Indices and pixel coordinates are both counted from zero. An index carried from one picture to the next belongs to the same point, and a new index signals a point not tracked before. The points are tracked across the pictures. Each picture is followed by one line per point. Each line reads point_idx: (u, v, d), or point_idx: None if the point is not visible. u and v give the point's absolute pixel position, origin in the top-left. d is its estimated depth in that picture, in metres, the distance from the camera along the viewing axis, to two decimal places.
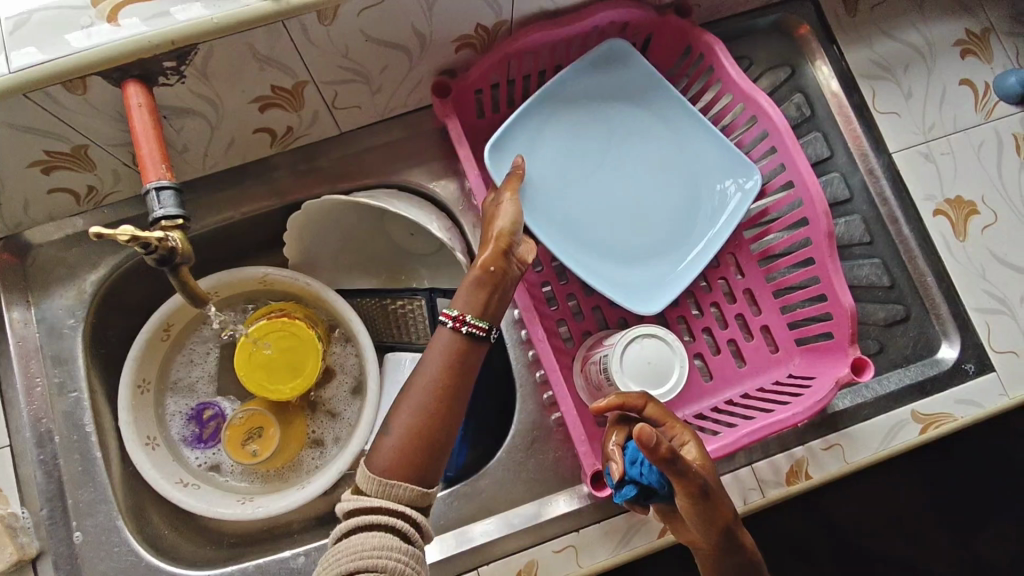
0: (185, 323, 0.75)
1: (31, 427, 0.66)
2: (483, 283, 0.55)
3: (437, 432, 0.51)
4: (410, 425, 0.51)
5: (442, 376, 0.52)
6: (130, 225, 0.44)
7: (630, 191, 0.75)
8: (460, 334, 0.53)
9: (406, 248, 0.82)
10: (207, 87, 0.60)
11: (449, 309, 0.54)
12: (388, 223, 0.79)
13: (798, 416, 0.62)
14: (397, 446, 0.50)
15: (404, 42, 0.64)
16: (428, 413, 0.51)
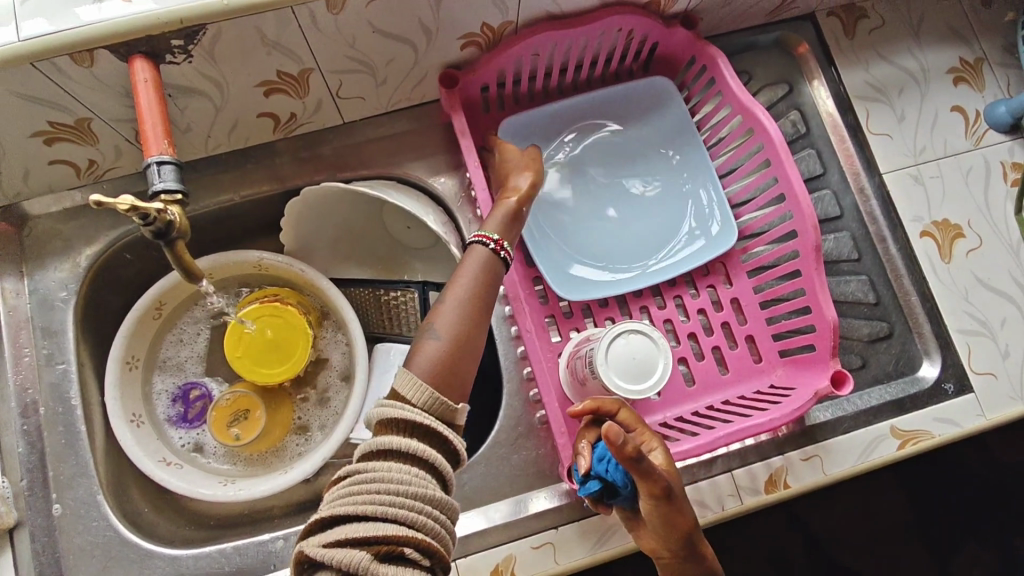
0: (178, 300, 0.76)
1: (17, 397, 0.66)
2: (515, 214, 0.63)
3: (471, 343, 0.54)
4: (447, 336, 0.53)
5: (477, 293, 0.56)
6: (132, 195, 0.45)
7: (615, 203, 0.77)
8: (497, 256, 0.59)
9: (402, 241, 0.83)
10: (214, 69, 0.60)
11: (488, 233, 0.59)
12: (386, 215, 0.80)
13: (775, 422, 0.64)
14: (437, 355, 0.52)
15: (411, 36, 0.65)
16: (465, 326, 0.54)
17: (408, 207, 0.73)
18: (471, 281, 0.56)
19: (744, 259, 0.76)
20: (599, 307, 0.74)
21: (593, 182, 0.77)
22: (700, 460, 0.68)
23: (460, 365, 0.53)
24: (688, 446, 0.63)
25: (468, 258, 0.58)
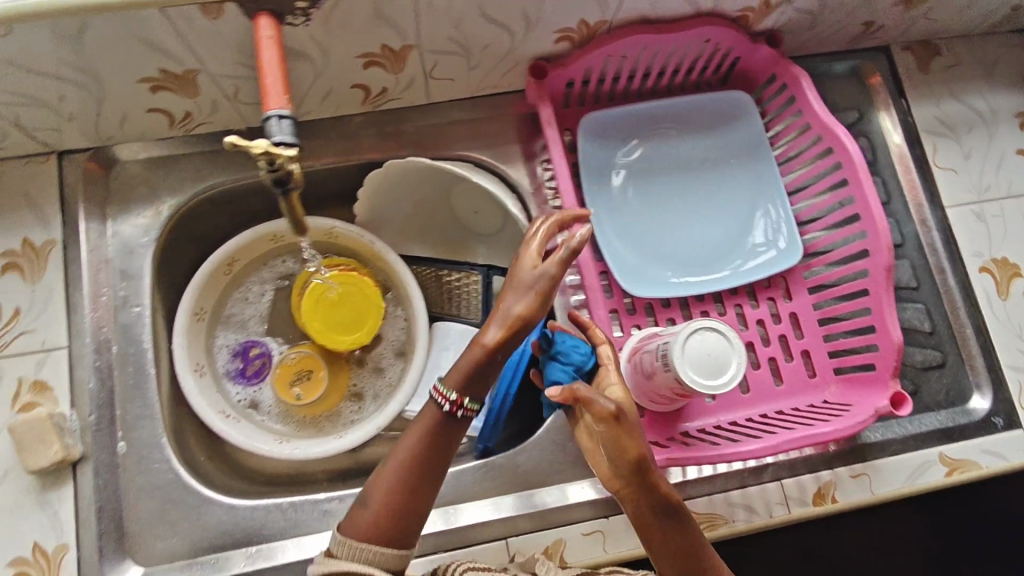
0: (250, 259, 0.79)
1: (92, 334, 0.67)
2: (483, 367, 0.57)
3: (411, 501, 0.54)
4: (386, 496, 0.54)
5: (419, 456, 0.55)
6: (265, 140, 0.47)
7: (685, 208, 0.78)
8: (450, 417, 0.56)
9: (468, 225, 0.83)
10: (324, 35, 0.62)
11: (444, 391, 0.56)
12: (454, 200, 0.81)
13: (840, 432, 0.65)
14: (375, 513, 0.53)
15: (513, 24, 0.66)
16: (402, 493, 0.54)
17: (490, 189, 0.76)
18: (414, 446, 0.55)
19: (806, 276, 0.77)
20: (662, 307, 0.75)
21: (666, 185, 0.78)
22: (751, 467, 0.69)
23: (396, 528, 0.53)
24: (755, 445, 0.64)
25: (421, 417, 0.57)
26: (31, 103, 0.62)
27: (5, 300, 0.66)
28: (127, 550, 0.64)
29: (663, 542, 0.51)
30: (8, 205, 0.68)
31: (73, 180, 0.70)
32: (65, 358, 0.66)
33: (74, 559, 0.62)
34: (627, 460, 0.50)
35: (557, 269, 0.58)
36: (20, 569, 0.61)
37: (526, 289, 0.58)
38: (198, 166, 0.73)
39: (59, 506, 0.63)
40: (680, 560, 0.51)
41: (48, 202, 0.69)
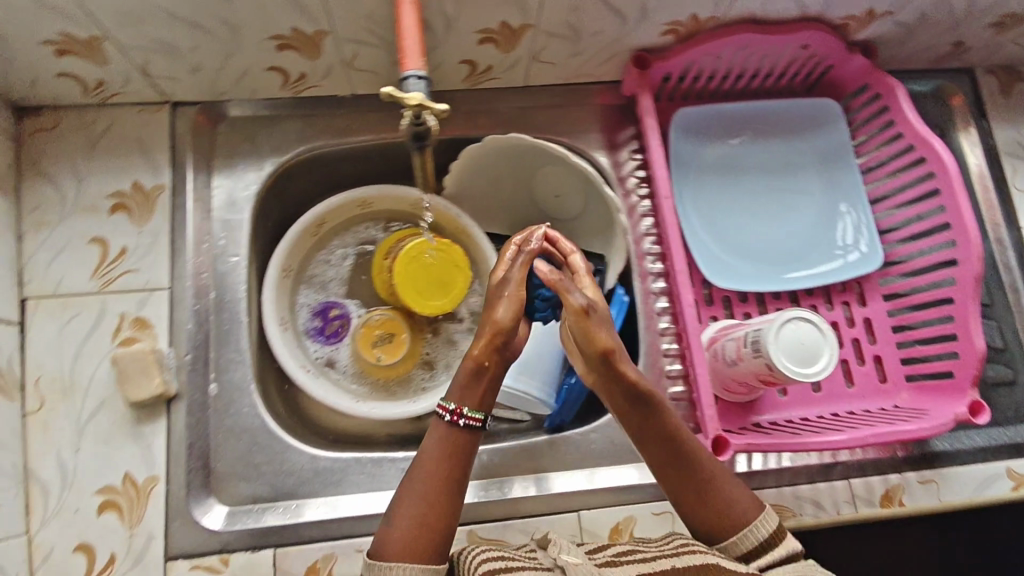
0: (338, 222, 0.80)
1: (193, 278, 0.69)
2: (476, 373, 0.57)
3: (442, 515, 0.52)
4: (413, 513, 0.52)
5: (437, 461, 0.54)
6: (417, 93, 0.48)
7: (767, 206, 0.79)
8: (455, 427, 0.56)
9: (546, 209, 0.85)
10: (454, 8, 0.62)
11: (445, 403, 0.56)
12: (537, 182, 0.83)
13: (924, 431, 0.66)
14: (405, 530, 0.51)
15: (631, 12, 0.67)
16: (426, 502, 0.52)
17: (587, 169, 0.75)
18: (434, 462, 0.54)
19: (881, 283, 0.79)
20: (739, 301, 0.77)
21: (751, 183, 0.80)
22: (819, 465, 0.73)
23: (428, 537, 0.51)
24: (844, 437, 0.66)
25: (432, 435, 0.56)
26: (160, 51, 0.63)
27: (112, 238, 0.68)
28: (212, 490, 0.66)
29: (648, 435, 0.56)
30: (120, 147, 0.70)
31: (184, 131, 0.72)
32: (166, 299, 0.68)
33: (164, 490, 0.64)
34: (595, 350, 0.55)
35: (523, 274, 0.62)
36: (109, 497, 0.63)
37: (501, 294, 0.61)
38: (300, 127, 0.75)
39: (152, 440, 0.65)
40: (671, 455, 0.56)
41: (159, 149, 0.70)
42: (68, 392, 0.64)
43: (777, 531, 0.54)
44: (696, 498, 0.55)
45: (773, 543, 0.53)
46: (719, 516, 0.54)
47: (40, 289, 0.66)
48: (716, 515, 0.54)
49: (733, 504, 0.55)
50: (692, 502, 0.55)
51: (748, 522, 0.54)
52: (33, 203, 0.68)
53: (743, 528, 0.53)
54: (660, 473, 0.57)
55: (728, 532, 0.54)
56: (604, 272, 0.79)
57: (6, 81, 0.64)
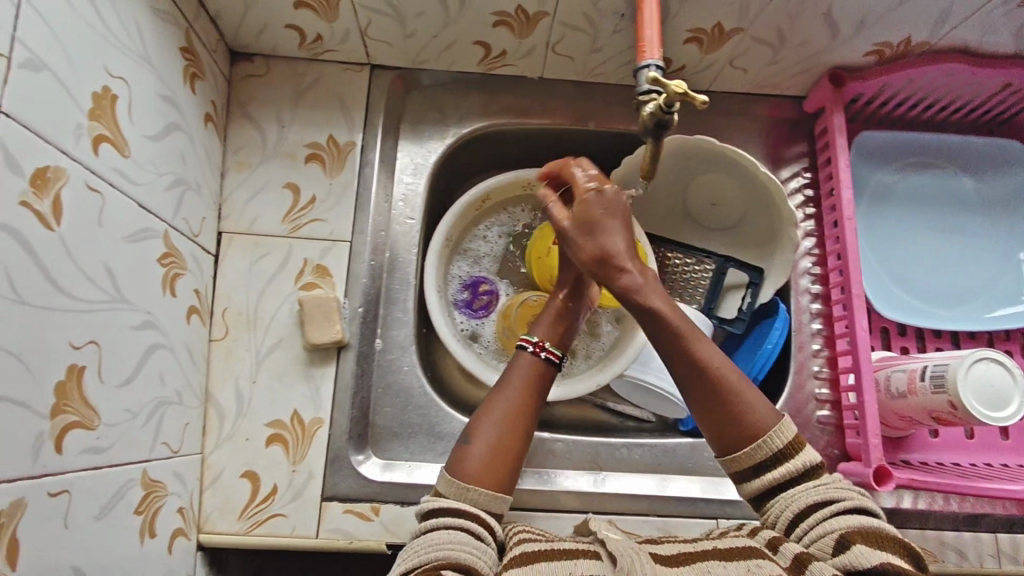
0: (499, 200, 0.81)
1: (373, 235, 0.72)
2: (557, 314, 0.67)
3: (514, 449, 0.58)
4: (488, 441, 0.58)
5: (518, 395, 0.61)
6: (683, 82, 0.50)
7: (940, 240, 0.78)
8: (537, 359, 0.64)
9: (697, 217, 0.83)
10: (679, 4, 0.63)
11: (528, 336, 0.65)
12: (692, 190, 0.82)
13: None
14: (482, 456, 0.57)
15: (847, 29, 0.66)
16: (506, 432, 0.58)
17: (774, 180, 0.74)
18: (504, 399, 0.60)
19: None
20: (897, 334, 0.76)
21: (926, 215, 0.79)
22: (966, 514, 0.71)
23: (502, 463, 0.57)
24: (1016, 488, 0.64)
25: (517, 369, 0.63)
26: (387, 13, 0.65)
27: (304, 185, 0.71)
28: (367, 441, 0.68)
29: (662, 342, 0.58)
30: (321, 102, 0.73)
31: (379, 94, 0.75)
32: (347, 251, 0.70)
33: (327, 433, 0.66)
34: (587, 258, 0.60)
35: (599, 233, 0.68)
36: (278, 431, 0.66)
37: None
38: (482, 103, 0.77)
39: (321, 383, 0.67)
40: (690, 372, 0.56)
41: (356, 108, 0.74)
42: (251, 325, 0.68)
43: (796, 442, 0.54)
44: (714, 413, 0.56)
45: (789, 453, 0.53)
46: (739, 430, 0.55)
47: (236, 224, 0.69)
48: (732, 429, 0.55)
49: (752, 416, 0.55)
50: (710, 415, 0.56)
51: (763, 433, 0.54)
52: (237, 143, 0.71)
53: (758, 440, 0.54)
54: (684, 385, 0.58)
55: (742, 443, 0.54)
56: (759, 285, 0.79)
57: (237, 26, 0.68)
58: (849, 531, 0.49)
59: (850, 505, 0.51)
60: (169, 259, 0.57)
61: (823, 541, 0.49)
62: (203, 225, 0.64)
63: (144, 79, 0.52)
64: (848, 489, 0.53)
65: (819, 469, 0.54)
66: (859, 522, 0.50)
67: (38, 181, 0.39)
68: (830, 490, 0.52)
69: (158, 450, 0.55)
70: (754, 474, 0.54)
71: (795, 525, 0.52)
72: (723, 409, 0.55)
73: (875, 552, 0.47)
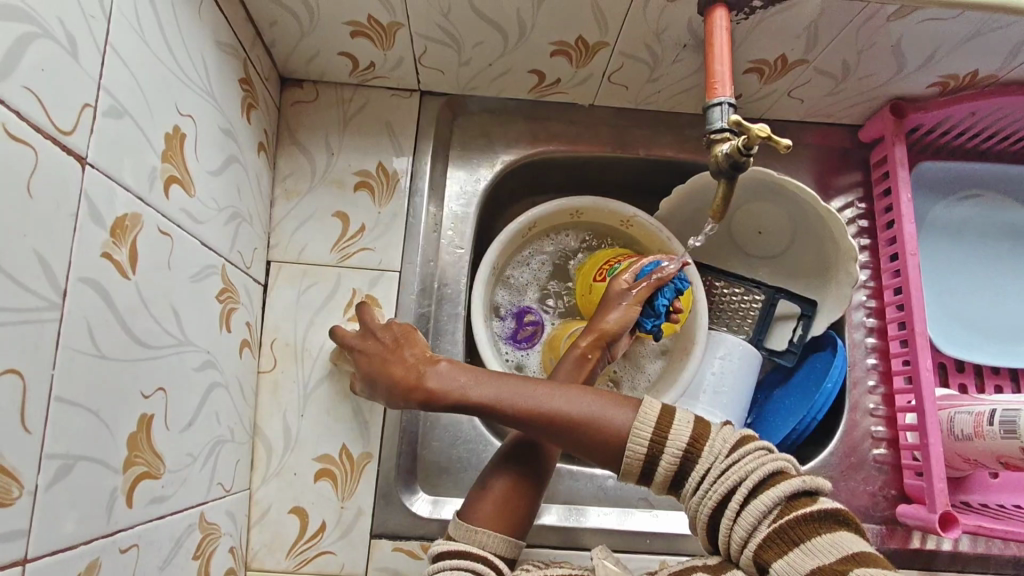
0: (545, 226, 0.79)
1: (423, 265, 0.72)
2: (581, 360, 0.66)
3: (524, 496, 0.57)
4: (500, 487, 0.57)
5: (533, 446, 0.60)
6: (765, 126, 0.48)
7: (996, 273, 0.76)
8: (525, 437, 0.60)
9: (744, 245, 0.82)
10: (745, 36, 0.61)
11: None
12: (739, 220, 0.80)
13: None
14: (493, 501, 0.56)
15: (914, 61, 0.64)
16: (518, 480, 0.58)
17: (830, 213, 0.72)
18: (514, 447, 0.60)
19: None
20: (955, 370, 0.75)
21: (981, 248, 0.77)
22: None
23: (512, 510, 0.56)
24: None
25: None
26: (445, 42, 0.64)
27: (353, 214, 0.70)
28: (415, 477, 0.67)
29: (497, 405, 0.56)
30: (370, 129, 0.72)
31: (428, 120, 0.74)
32: (395, 281, 0.69)
33: (376, 468, 0.65)
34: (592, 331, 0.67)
35: (646, 287, 0.67)
36: (326, 466, 0.64)
37: (618, 300, 0.68)
38: (531, 130, 0.76)
39: (370, 416, 0.66)
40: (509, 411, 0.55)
41: (404, 134, 0.73)
42: (299, 356, 0.66)
43: (662, 420, 0.51)
44: (582, 439, 0.53)
45: (662, 439, 0.50)
46: (611, 439, 0.52)
47: (285, 253, 0.69)
48: (608, 443, 0.52)
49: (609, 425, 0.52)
50: (585, 441, 0.53)
51: (627, 436, 0.52)
52: (286, 171, 0.70)
53: (628, 439, 0.51)
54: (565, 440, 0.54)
55: (621, 450, 0.52)
56: (811, 317, 0.77)
57: (290, 53, 0.67)
58: (762, 542, 0.45)
59: (747, 492, 0.46)
60: (226, 295, 0.56)
61: (745, 553, 0.46)
62: (254, 256, 0.64)
63: (205, 114, 0.51)
64: (746, 467, 0.47)
65: (689, 447, 0.49)
66: (764, 513, 0.45)
67: (117, 231, 0.38)
68: (720, 481, 0.47)
69: (214, 491, 0.54)
70: (648, 481, 0.51)
71: (715, 529, 0.48)
72: (586, 432, 0.53)
73: (795, 567, 0.43)
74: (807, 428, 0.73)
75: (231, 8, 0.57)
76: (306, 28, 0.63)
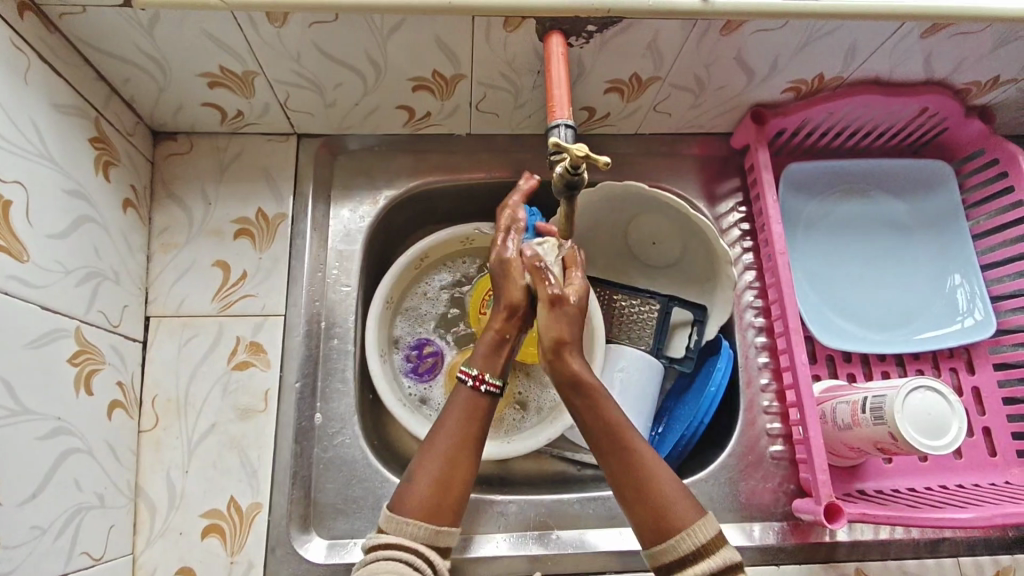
0: (437, 256, 0.80)
1: (308, 305, 0.71)
2: (498, 343, 0.61)
3: (464, 475, 0.55)
4: (432, 473, 0.54)
5: (464, 423, 0.56)
6: (584, 145, 0.48)
7: (870, 264, 0.79)
8: (477, 393, 0.58)
9: (639, 256, 0.83)
10: (591, 59, 0.63)
11: (467, 368, 0.59)
12: (631, 231, 0.81)
13: None
14: (423, 490, 0.53)
15: (758, 70, 0.67)
16: (451, 464, 0.54)
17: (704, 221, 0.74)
18: (447, 433, 0.56)
19: (990, 351, 0.76)
20: (843, 361, 0.76)
21: (856, 241, 0.80)
22: (926, 540, 0.70)
23: (448, 492, 0.53)
24: (965, 515, 0.62)
25: (453, 404, 0.58)
26: (305, 86, 0.65)
27: (233, 262, 0.70)
28: (310, 523, 0.66)
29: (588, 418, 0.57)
30: (246, 176, 0.73)
31: (306, 162, 0.75)
32: (280, 325, 0.69)
33: (266, 519, 0.64)
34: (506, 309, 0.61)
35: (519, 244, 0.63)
36: (214, 521, 0.63)
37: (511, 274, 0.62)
38: (412, 163, 0.77)
39: (258, 466, 0.65)
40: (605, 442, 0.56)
41: (283, 178, 0.73)
42: (182, 410, 0.65)
43: (715, 538, 0.51)
44: (636, 502, 0.54)
45: (706, 552, 0.50)
46: (662, 522, 0.52)
47: (164, 307, 0.68)
48: (656, 523, 0.52)
49: (676, 508, 0.52)
50: (637, 506, 0.53)
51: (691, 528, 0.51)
52: (162, 225, 0.70)
53: (680, 533, 0.51)
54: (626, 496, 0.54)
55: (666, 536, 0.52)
56: (704, 322, 0.78)
57: (154, 108, 0.67)
58: None
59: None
60: (83, 356, 0.56)
61: None
62: (124, 313, 0.63)
63: (40, 179, 0.52)
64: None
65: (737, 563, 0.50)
66: None
67: None
68: None
69: (75, 561, 0.54)
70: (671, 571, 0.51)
71: None
72: (649, 502, 0.53)
73: None
74: (696, 432, 0.74)
75: (72, 71, 0.57)
76: (162, 83, 0.63)
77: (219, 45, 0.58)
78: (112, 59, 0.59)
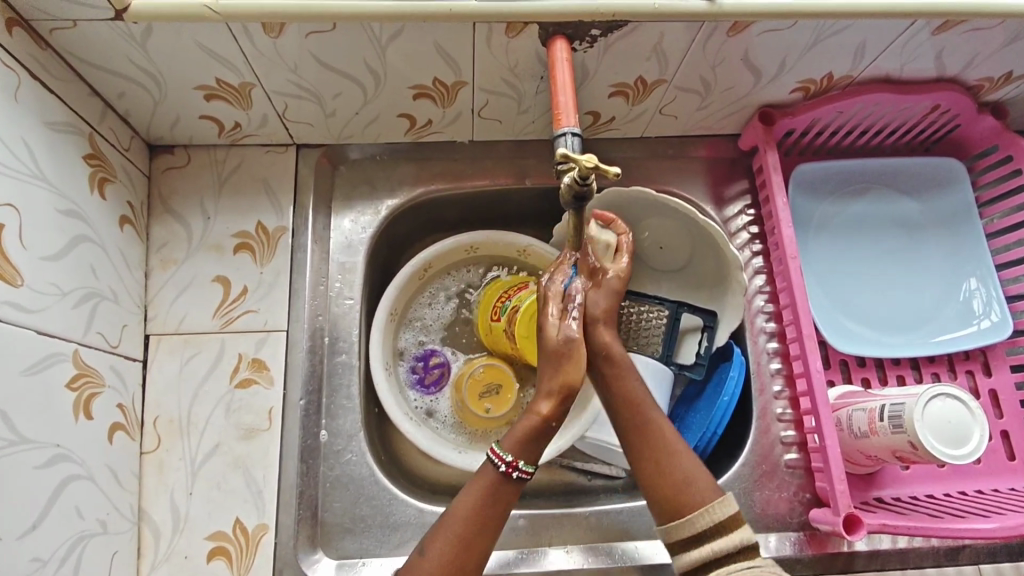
0: (441, 265, 0.78)
1: (310, 320, 0.70)
2: (539, 432, 0.55)
3: (479, 553, 0.52)
4: (443, 549, 0.52)
5: (480, 505, 0.53)
6: (594, 155, 0.47)
7: (883, 265, 0.78)
8: (508, 479, 0.54)
9: (647, 260, 0.80)
10: (596, 63, 0.62)
11: (500, 450, 0.54)
12: (637, 237, 0.79)
13: None
14: (434, 565, 0.51)
15: (767, 70, 0.66)
16: (464, 544, 0.52)
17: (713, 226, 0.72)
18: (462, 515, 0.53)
19: (1008, 353, 0.75)
20: (857, 365, 0.75)
21: (868, 243, 0.78)
22: (946, 548, 0.68)
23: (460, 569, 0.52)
24: (987, 525, 0.60)
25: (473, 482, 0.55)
26: (303, 96, 0.64)
27: (233, 277, 0.68)
28: (318, 543, 0.65)
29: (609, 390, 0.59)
30: (244, 189, 0.71)
31: (306, 173, 0.73)
32: (282, 341, 0.67)
33: (273, 540, 0.62)
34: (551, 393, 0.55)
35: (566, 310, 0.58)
36: (220, 544, 0.61)
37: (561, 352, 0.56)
38: (413, 171, 0.76)
39: (264, 486, 0.63)
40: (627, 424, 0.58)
41: (282, 189, 0.72)
42: (185, 430, 0.64)
43: (733, 518, 0.53)
44: (655, 483, 0.55)
45: (723, 528, 0.52)
46: (680, 501, 0.54)
47: (164, 324, 0.66)
48: (672, 501, 0.54)
49: (689, 488, 0.54)
50: (655, 486, 0.55)
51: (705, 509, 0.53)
52: (160, 241, 0.69)
53: (696, 509, 0.53)
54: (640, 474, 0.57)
55: (680, 513, 0.54)
56: (714, 328, 0.76)
57: (149, 121, 0.66)
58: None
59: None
60: (82, 380, 0.55)
61: None
62: (123, 333, 0.62)
63: (34, 200, 0.51)
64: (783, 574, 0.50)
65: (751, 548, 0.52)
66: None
67: None
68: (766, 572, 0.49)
69: None
70: (687, 546, 0.53)
71: None
72: (666, 485, 0.55)
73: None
74: (709, 443, 0.73)
75: (64, 88, 0.56)
76: (158, 97, 0.61)
77: (215, 57, 0.57)
78: (104, 72, 0.57)
